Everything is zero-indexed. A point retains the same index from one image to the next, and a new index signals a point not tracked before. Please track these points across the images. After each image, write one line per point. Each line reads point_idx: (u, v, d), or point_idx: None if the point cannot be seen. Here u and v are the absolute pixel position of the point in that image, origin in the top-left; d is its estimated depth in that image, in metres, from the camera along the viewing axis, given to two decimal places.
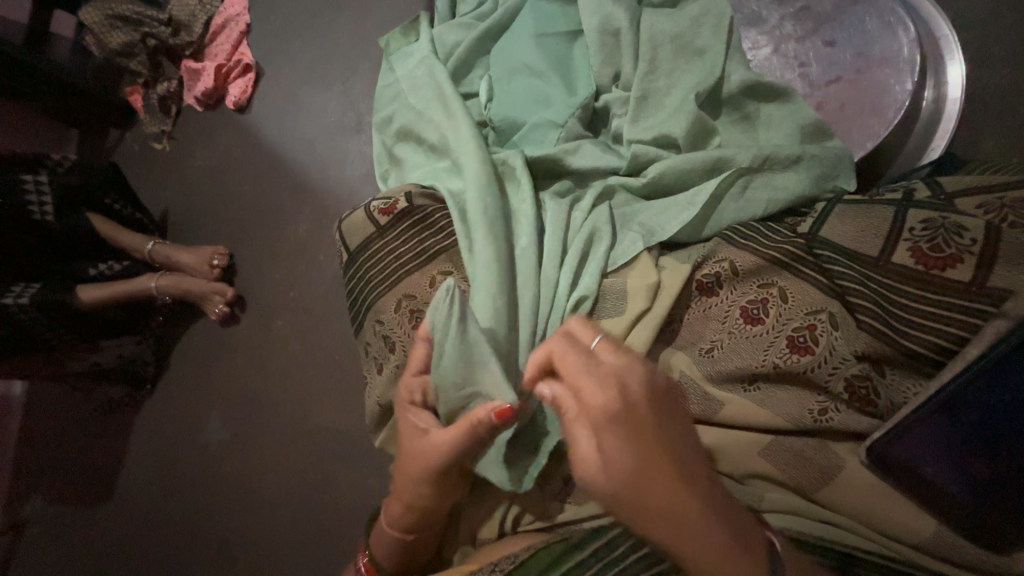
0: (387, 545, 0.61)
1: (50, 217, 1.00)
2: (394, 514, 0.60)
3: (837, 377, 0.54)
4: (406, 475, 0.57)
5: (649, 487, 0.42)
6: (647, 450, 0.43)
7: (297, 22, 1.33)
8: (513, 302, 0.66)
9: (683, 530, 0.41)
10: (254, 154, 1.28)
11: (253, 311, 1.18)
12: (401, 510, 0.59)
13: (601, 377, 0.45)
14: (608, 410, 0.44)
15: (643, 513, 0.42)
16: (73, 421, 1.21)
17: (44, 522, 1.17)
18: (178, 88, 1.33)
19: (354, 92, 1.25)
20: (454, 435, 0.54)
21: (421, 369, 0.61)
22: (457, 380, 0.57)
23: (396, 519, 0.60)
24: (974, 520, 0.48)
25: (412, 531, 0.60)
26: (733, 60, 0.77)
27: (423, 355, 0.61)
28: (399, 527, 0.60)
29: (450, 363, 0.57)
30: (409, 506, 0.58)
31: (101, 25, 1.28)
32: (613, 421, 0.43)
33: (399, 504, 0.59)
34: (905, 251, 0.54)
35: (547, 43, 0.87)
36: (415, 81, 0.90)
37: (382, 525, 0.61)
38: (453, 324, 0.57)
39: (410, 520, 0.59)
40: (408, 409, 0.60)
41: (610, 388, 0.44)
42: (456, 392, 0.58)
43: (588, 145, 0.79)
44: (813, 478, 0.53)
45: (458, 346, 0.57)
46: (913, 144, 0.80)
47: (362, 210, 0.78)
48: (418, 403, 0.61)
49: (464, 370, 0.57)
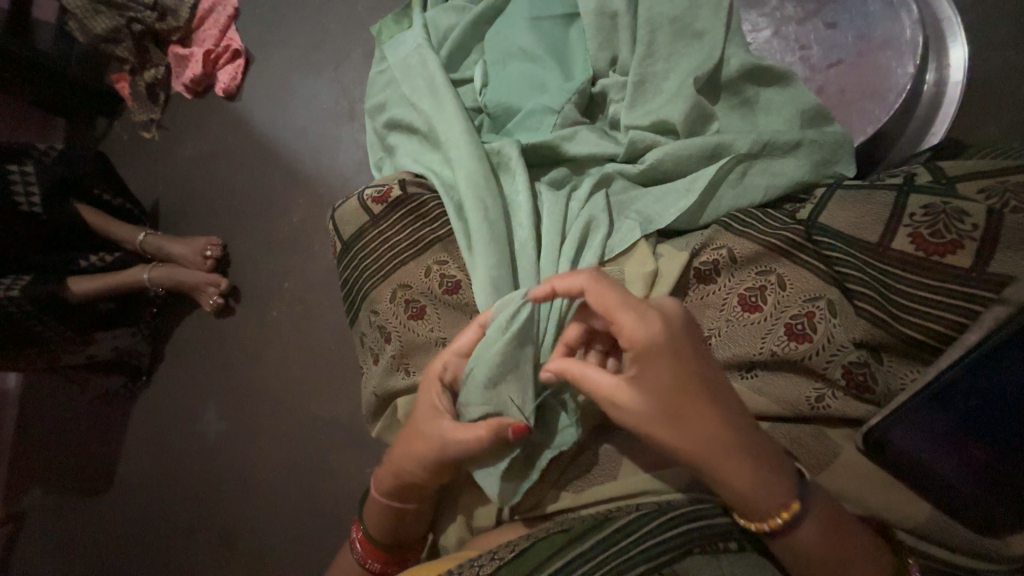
0: (378, 512, 0.62)
1: (38, 207, 0.98)
2: (386, 478, 0.60)
3: (835, 364, 0.53)
4: (409, 447, 0.57)
5: (675, 410, 0.47)
6: (665, 384, 0.47)
7: (286, 6, 1.30)
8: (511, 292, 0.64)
9: (721, 439, 0.47)
10: (246, 143, 1.26)
11: (248, 302, 1.17)
12: (394, 475, 0.59)
13: (643, 312, 0.47)
14: (649, 344, 0.47)
15: (677, 431, 0.47)
16: (68, 413, 1.21)
17: (45, 512, 1.17)
18: (166, 75, 1.30)
19: (346, 78, 1.22)
20: (471, 437, 0.54)
21: (463, 350, 0.58)
22: (490, 385, 0.56)
23: (387, 486, 0.60)
24: (959, 497, 0.48)
25: (405, 501, 0.60)
26: (733, 42, 0.76)
27: (471, 338, 0.57)
28: (390, 495, 0.60)
29: (495, 365, 0.56)
30: (402, 474, 0.58)
31: (83, 9, 1.23)
32: (658, 355, 0.47)
33: (393, 467, 0.59)
34: (906, 237, 0.53)
35: (542, 26, 0.85)
36: (407, 68, 0.87)
37: (375, 492, 0.62)
38: (519, 323, 0.57)
39: (403, 491, 0.59)
40: (433, 383, 0.58)
41: (651, 319, 0.47)
42: (478, 398, 0.56)
43: (584, 131, 0.77)
44: (809, 463, 0.53)
45: (510, 352, 0.56)
46: (914, 129, 0.78)
47: (355, 199, 0.77)
48: (444, 381, 0.59)
49: (497, 386, 0.56)
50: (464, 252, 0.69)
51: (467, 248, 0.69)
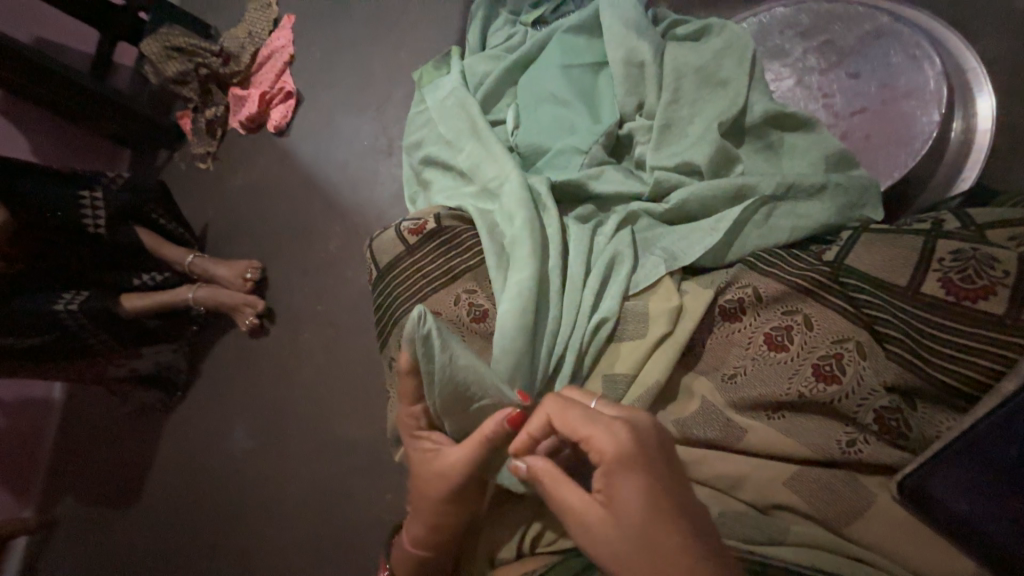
0: (412, 564, 0.61)
1: (102, 229, 1.07)
2: (417, 535, 0.60)
3: (866, 408, 0.52)
4: (425, 499, 0.57)
5: None
6: None
7: (336, 53, 1.42)
8: (536, 318, 0.67)
9: None
10: (291, 174, 1.35)
11: (281, 323, 1.23)
12: (424, 527, 0.59)
13: (609, 424, 0.45)
14: (619, 459, 0.44)
15: None
16: (106, 425, 1.27)
17: (75, 521, 1.22)
18: (224, 113, 1.43)
19: (387, 118, 1.31)
20: (468, 452, 0.54)
21: (415, 397, 0.59)
22: (457, 401, 0.57)
23: (415, 536, 0.60)
24: None
25: (432, 548, 0.60)
26: (756, 91, 0.80)
27: (412, 385, 0.58)
28: (420, 544, 0.60)
29: (441, 389, 0.56)
30: (435, 526, 0.58)
31: (158, 55, 1.37)
32: (627, 468, 0.43)
33: (420, 526, 0.59)
34: (935, 282, 0.53)
35: (573, 74, 0.91)
36: (445, 111, 0.95)
37: (407, 546, 0.61)
38: (436, 351, 0.54)
39: (435, 539, 0.59)
40: (416, 437, 0.61)
41: (620, 432, 0.44)
42: (456, 413, 0.58)
43: (611, 170, 0.81)
44: (842, 511, 0.51)
45: (450, 373, 0.55)
46: (943, 174, 0.78)
47: (393, 230, 0.82)
48: (424, 426, 0.61)
49: (460, 395, 0.57)
50: (493, 280, 0.72)
51: (497, 276, 0.72)
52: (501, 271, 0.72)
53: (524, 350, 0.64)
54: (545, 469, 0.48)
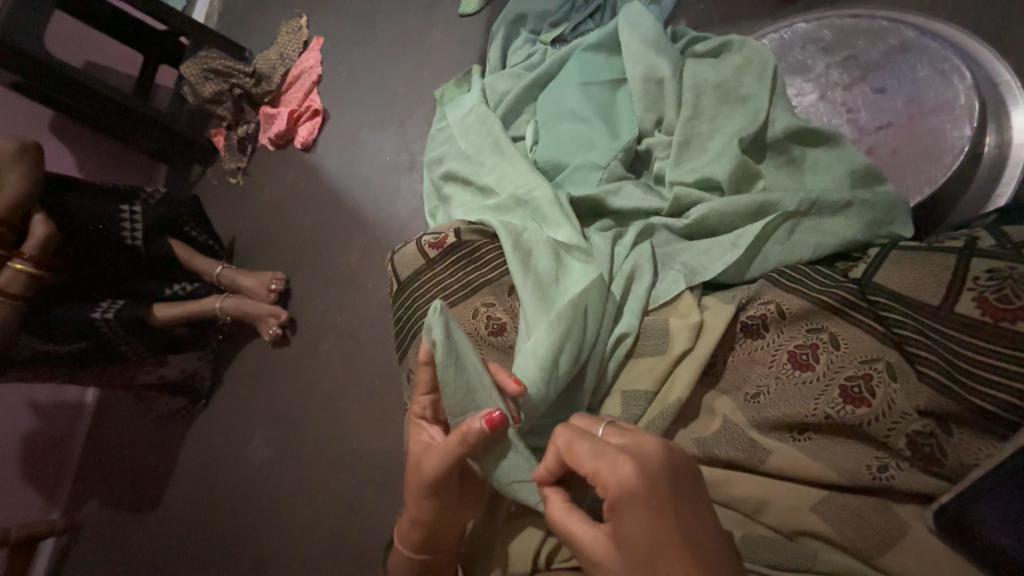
0: (402, 563, 0.62)
1: (139, 240, 1.12)
2: (405, 529, 0.60)
3: (898, 433, 0.50)
4: (410, 491, 0.58)
5: None
6: None
7: (362, 72, 1.47)
8: (563, 321, 0.63)
9: None
10: (316, 189, 1.40)
11: (302, 333, 1.26)
12: (411, 524, 0.59)
13: (613, 458, 0.42)
14: (624, 496, 0.41)
15: None
16: (133, 429, 1.32)
17: (100, 523, 1.26)
18: (255, 131, 1.49)
19: (409, 134, 1.35)
20: (443, 446, 0.53)
21: (428, 389, 0.60)
22: (459, 406, 0.56)
23: (411, 540, 0.60)
24: None
25: (426, 551, 0.60)
26: (778, 106, 0.79)
27: (427, 377, 0.59)
28: (413, 546, 0.60)
29: (450, 387, 0.55)
30: (417, 521, 0.58)
31: (196, 77, 1.43)
32: (631, 508, 0.40)
33: (410, 525, 0.59)
34: (971, 301, 0.51)
35: (592, 91, 0.92)
36: (466, 128, 0.97)
37: (398, 543, 0.62)
38: (444, 345, 0.55)
39: (420, 538, 0.59)
40: (418, 424, 0.62)
41: (624, 468, 0.41)
42: (460, 415, 0.56)
43: (629, 186, 0.81)
44: (874, 541, 0.48)
45: (457, 373, 0.55)
46: (976, 190, 0.75)
47: (413, 244, 0.84)
48: (428, 418, 0.62)
49: (464, 395, 0.55)
50: (517, 281, 0.70)
51: (521, 277, 0.70)
52: (525, 274, 0.71)
53: (549, 354, 0.61)
54: (558, 502, 0.47)
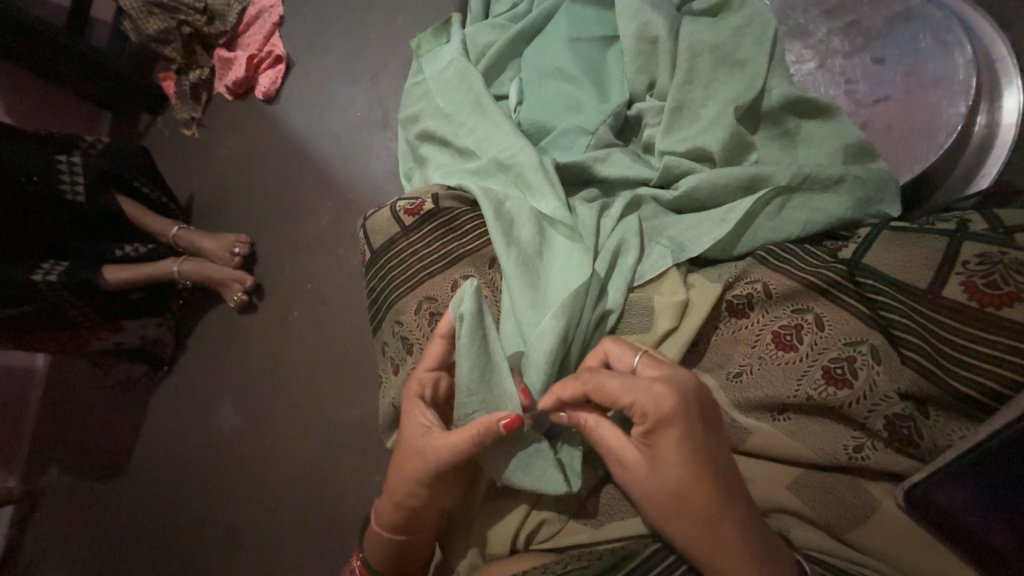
0: (378, 544, 0.60)
1: (81, 196, 1.00)
2: (384, 510, 0.58)
3: (877, 414, 0.51)
4: (400, 474, 0.55)
5: None
6: None
7: (329, 16, 1.33)
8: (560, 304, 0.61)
9: None
10: (280, 144, 1.29)
11: (270, 300, 1.19)
12: (392, 507, 0.57)
13: (650, 389, 0.44)
14: (660, 423, 0.44)
15: None
16: (91, 395, 1.24)
17: (60, 491, 1.21)
18: (210, 77, 1.35)
19: (382, 88, 1.24)
20: (458, 440, 0.52)
21: (434, 365, 0.59)
22: (469, 386, 0.56)
23: (389, 520, 0.58)
24: None
25: (403, 533, 0.58)
26: (776, 73, 0.75)
27: (439, 353, 0.58)
28: (391, 528, 0.58)
29: (468, 367, 0.55)
30: (400, 505, 0.56)
31: (138, 10, 1.27)
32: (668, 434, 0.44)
33: (391, 506, 0.57)
34: (958, 286, 0.51)
35: (581, 48, 0.85)
36: (443, 83, 0.89)
37: (375, 524, 0.60)
38: (472, 321, 0.55)
39: (401, 520, 0.57)
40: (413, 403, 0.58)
41: (661, 399, 0.44)
42: (465, 398, 0.56)
43: (618, 153, 0.77)
44: (845, 516, 0.50)
45: (477, 357, 0.56)
46: (962, 172, 0.75)
47: (387, 209, 0.78)
48: (425, 399, 0.58)
49: (480, 376, 0.56)
50: (501, 256, 0.66)
51: (504, 251, 0.66)
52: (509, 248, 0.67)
53: (550, 341, 0.58)
54: (604, 428, 0.48)
